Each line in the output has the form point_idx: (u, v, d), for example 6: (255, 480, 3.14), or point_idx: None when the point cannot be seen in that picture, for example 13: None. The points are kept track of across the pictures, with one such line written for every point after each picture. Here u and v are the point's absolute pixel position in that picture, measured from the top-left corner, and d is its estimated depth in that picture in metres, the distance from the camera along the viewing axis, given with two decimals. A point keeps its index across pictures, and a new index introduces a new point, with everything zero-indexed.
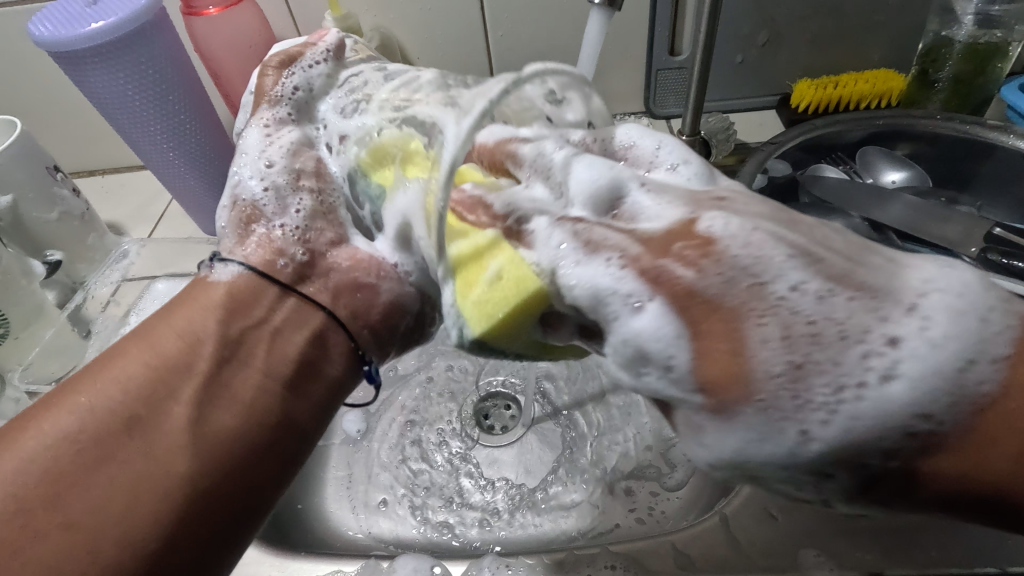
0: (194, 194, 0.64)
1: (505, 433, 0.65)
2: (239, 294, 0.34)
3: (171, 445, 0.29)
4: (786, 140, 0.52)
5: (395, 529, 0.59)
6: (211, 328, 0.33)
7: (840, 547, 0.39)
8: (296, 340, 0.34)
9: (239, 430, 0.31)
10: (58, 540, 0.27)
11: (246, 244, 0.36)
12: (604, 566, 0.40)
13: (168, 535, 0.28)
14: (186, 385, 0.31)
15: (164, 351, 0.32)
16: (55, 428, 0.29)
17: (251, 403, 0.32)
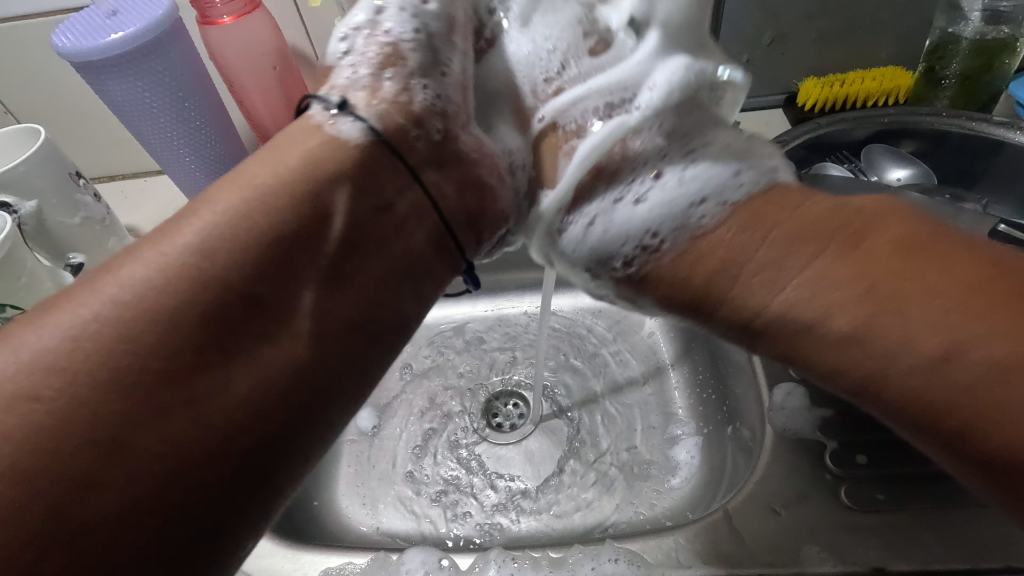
0: None
1: (515, 430, 0.66)
2: (362, 162, 0.30)
3: (280, 344, 0.27)
4: (790, 140, 0.52)
5: (406, 525, 0.60)
6: (340, 199, 0.29)
7: (842, 543, 0.39)
8: (420, 233, 0.31)
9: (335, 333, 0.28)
10: (175, 428, 0.24)
11: (374, 96, 0.32)
12: (608, 560, 0.40)
13: (265, 428, 0.26)
14: (304, 262, 0.28)
15: (288, 219, 0.28)
16: (180, 249, 0.26)
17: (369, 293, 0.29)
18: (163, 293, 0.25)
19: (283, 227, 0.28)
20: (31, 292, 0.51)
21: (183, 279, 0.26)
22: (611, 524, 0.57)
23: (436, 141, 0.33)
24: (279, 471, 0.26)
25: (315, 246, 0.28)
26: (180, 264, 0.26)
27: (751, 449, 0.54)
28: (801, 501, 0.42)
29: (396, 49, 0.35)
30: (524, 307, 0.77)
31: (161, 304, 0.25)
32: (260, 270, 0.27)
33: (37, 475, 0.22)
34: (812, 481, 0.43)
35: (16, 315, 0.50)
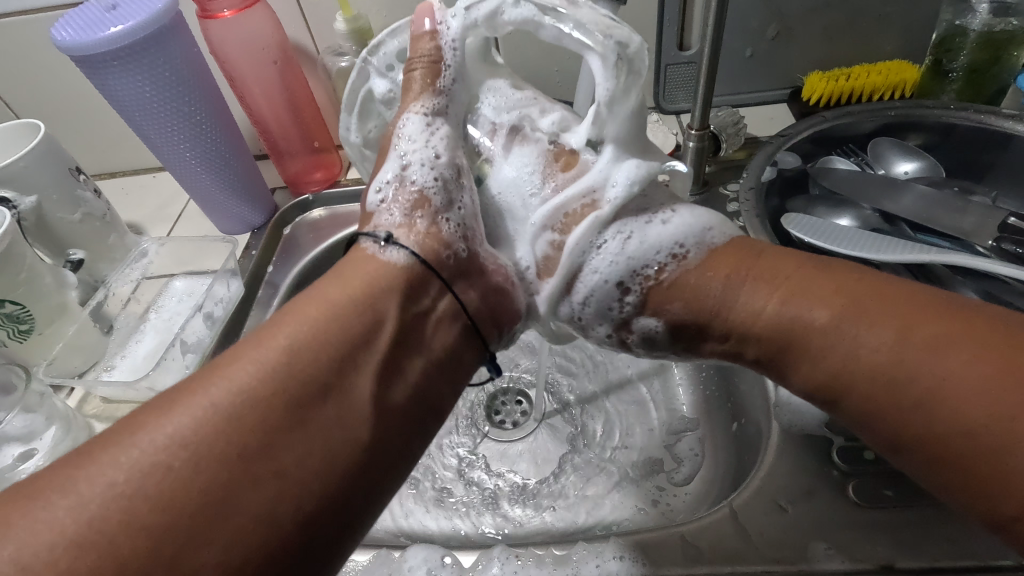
0: (211, 194, 0.66)
1: (517, 427, 0.66)
2: (404, 279, 0.34)
3: (355, 412, 0.29)
4: (795, 133, 0.52)
5: (408, 522, 0.59)
6: (388, 305, 0.33)
7: (850, 541, 0.39)
8: (450, 332, 0.35)
9: (403, 409, 0.31)
10: (264, 491, 0.26)
11: (410, 230, 0.36)
12: (612, 557, 0.40)
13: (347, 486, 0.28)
14: (365, 354, 0.31)
15: (350, 323, 0.32)
16: (217, 409, 0.27)
17: (416, 381, 0.33)
18: (217, 437, 0.26)
19: (318, 382, 0.29)
20: (30, 287, 0.50)
21: (240, 426, 0.27)
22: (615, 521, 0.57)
23: (462, 258, 0.37)
24: (344, 543, 0.28)
25: (353, 385, 0.30)
26: (228, 422, 0.27)
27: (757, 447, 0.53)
28: (810, 498, 0.41)
29: (422, 196, 0.38)
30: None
31: (213, 447, 0.26)
32: (301, 407, 0.28)
33: (150, 547, 0.23)
34: (820, 478, 0.42)
35: (16, 310, 0.50)
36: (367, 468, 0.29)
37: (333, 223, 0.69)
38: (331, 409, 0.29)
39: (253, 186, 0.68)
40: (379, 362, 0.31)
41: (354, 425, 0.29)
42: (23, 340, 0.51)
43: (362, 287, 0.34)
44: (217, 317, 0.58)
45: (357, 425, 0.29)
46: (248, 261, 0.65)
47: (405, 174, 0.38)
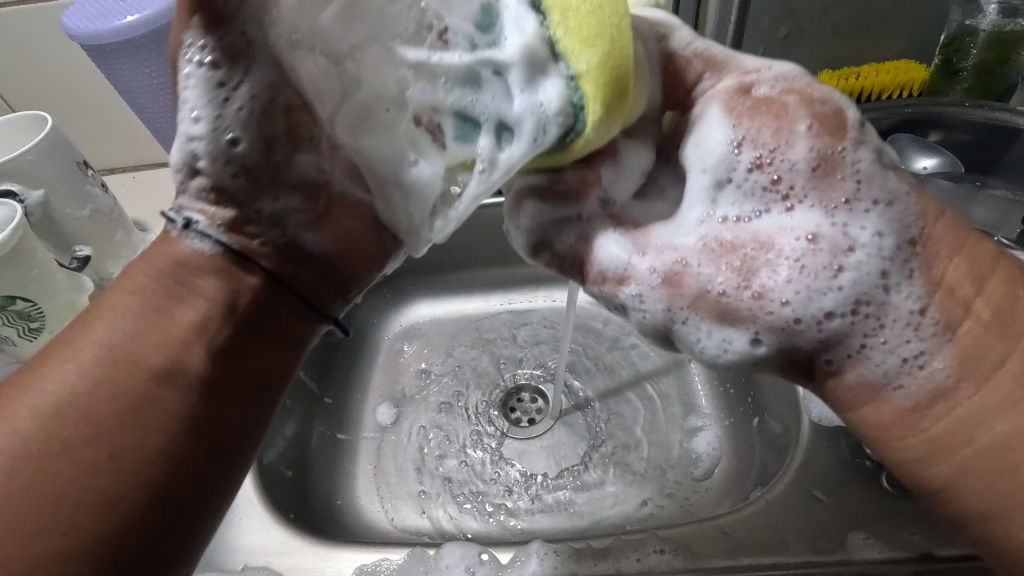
0: None
1: (535, 424, 0.66)
2: (224, 264, 0.30)
3: (170, 388, 0.28)
4: None
5: (428, 520, 0.59)
6: (199, 254, 0.30)
7: (885, 529, 0.39)
8: (347, 224, 0.34)
9: (202, 370, 0.29)
10: (93, 480, 0.26)
11: (207, 203, 0.30)
12: (652, 550, 0.40)
13: (181, 451, 0.28)
14: (181, 309, 0.30)
15: (174, 322, 0.29)
16: (35, 413, 0.26)
17: (207, 315, 0.30)
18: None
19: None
20: (42, 283, 0.48)
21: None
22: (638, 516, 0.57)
23: (281, 242, 0.32)
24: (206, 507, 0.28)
25: (185, 357, 0.29)
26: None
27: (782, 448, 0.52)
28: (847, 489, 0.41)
29: (215, 193, 0.30)
30: (539, 301, 0.76)
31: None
32: (111, 409, 0.27)
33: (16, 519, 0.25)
34: (854, 470, 0.42)
35: (27, 308, 0.48)
36: (190, 438, 0.28)
37: None
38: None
39: None
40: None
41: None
42: (34, 338, 0.49)
43: (183, 258, 0.30)
44: None
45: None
46: None
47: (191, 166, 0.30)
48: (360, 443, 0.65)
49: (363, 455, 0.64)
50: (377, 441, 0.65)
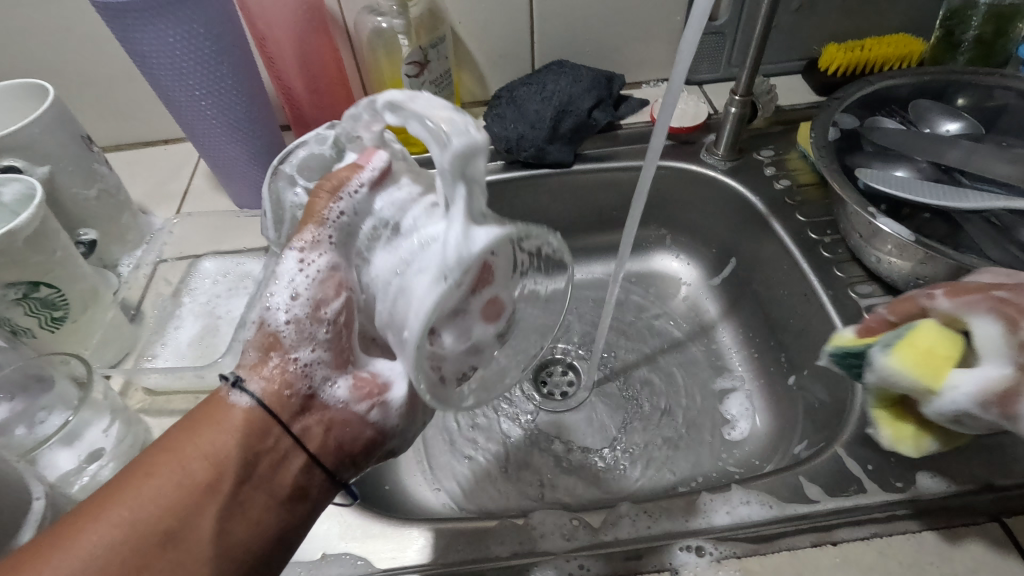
0: (237, 165, 0.61)
1: (569, 397, 0.66)
2: (252, 425, 0.34)
3: (199, 558, 0.31)
4: (848, 95, 0.55)
5: (474, 498, 0.58)
6: (233, 452, 0.33)
7: (951, 466, 0.42)
8: (294, 467, 0.35)
9: (251, 541, 0.33)
10: None
11: (261, 370, 0.35)
12: (741, 503, 0.41)
13: None
14: (209, 503, 0.32)
15: (191, 476, 0.32)
16: None
17: (260, 519, 0.33)
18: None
19: (196, 482, 0.32)
20: (67, 268, 0.44)
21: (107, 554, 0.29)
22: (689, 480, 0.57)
23: (305, 396, 0.34)
24: None
25: (200, 523, 0.32)
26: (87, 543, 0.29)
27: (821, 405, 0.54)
28: None
29: (280, 335, 0.34)
30: None
31: None
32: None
33: None
34: None
35: (52, 295, 0.44)
36: None
37: None
38: (200, 545, 0.31)
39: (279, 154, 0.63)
40: (225, 508, 0.32)
41: None
42: (56, 329, 0.45)
43: (225, 428, 0.33)
44: None
45: (199, 567, 0.31)
46: None
47: (293, 311, 0.34)
48: None
49: None
50: None
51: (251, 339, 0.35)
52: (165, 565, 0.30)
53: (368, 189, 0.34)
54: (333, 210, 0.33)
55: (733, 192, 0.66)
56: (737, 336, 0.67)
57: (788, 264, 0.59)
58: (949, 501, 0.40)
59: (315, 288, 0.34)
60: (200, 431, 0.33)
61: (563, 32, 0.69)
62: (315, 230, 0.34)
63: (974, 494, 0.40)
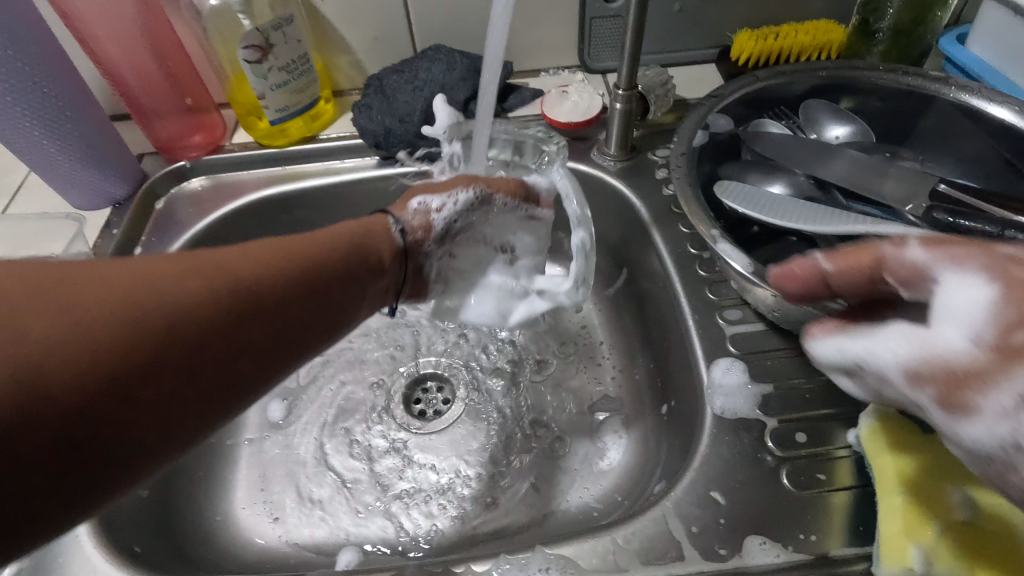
0: (58, 167, 0.55)
1: (438, 417, 0.60)
2: (310, 252, 0.36)
3: (233, 270, 0.31)
4: (727, 92, 0.48)
5: (312, 532, 0.53)
6: (249, 272, 0.32)
7: (782, 530, 0.36)
8: (343, 228, 0.40)
9: (263, 281, 0.32)
10: (153, 346, 0.26)
11: (405, 212, 0.45)
12: (537, 570, 0.36)
13: (240, 310, 0.30)
14: (263, 300, 0.32)
15: (241, 278, 0.31)
16: (52, 331, 0.24)
17: (277, 268, 0.33)
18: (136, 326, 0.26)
19: (228, 287, 0.30)
20: None
21: (169, 302, 0.27)
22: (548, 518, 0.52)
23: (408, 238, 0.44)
24: (293, 345, 0.34)
25: (257, 283, 0.32)
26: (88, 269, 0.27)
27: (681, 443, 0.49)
28: (748, 492, 0.38)
29: (428, 217, 0.45)
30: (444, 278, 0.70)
31: (78, 357, 0.24)
32: (225, 320, 0.29)
33: (44, 380, 0.23)
34: (754, 468, 0.39)
35: None
36: (250, 308, 0.31)
37: (219, 194, 0.62)
38: (269, 295, 0.32)
39: (110, 151, 0.57)
40: (264, 313, 0.32)
41: (247, 284, 0.31)
42: None
43: (260, 257, 0.33)
44: None
45: (231, 276, 0.31)
46: (108, 242, 0.56)
47: (431, 209, 0.45)
48: (243, 449, 0.58)
49: (246, 462, 0.58)
50: (263, 445, 0.59)
51: (411, 221, 0.45)
52: (202, 357, 0.28)
53: (478, 201, 0.46)
54: (444, 210, 0.45)
55: (621, 197, 0.59)
56: (622, 354, 0.61)
57: (664, 281, 0.53)
58: None
59: (450, 214, 0.46)
60: (256, 250, 0.33)
61: (440, 13, 0.62)
62: (421, 205, 0.45)
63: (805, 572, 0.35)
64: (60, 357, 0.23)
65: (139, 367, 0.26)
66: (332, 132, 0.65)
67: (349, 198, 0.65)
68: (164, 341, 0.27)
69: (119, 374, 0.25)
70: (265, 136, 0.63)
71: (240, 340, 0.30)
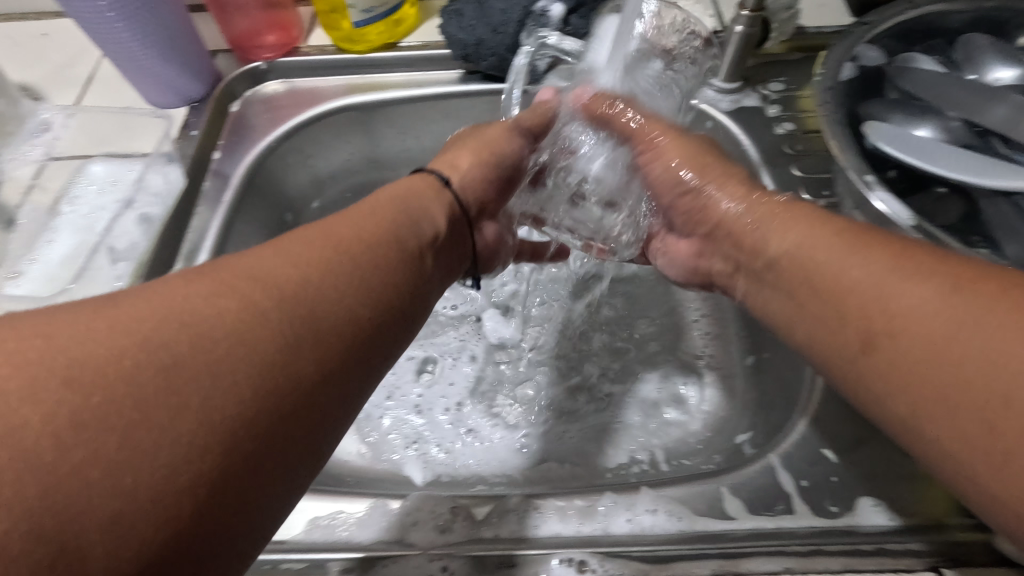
0: (136, 59, 0.52)
1: (512, 347, 0.58)
2: (387, 224, 0.33)
3: (323, 268, 0.28)
4: (878, 21, 0.43)
5: (387, 451, 0.52)
6: (348, 276, 0.28)
7: (898, 492, 0.36)
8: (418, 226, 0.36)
9: (351, 312, 0.27)
10: (249, 363, 0.23)
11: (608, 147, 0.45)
12: (644, 510, 0.36)
13: (337, 356, 0.26)
14: (375, 337, 0.28)
15: (331, 275, 0.28)
16: (148, 327, 0.22)
17: (376, 278, 0.30)
18: (314, 324, 0.26)
19: (321, 336, 0.26)
20: None
21: (281, 301, 0.25)
22: (633, 462, 0.50)
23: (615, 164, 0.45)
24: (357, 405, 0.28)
25: (348, 295, 0.28)
26: (220, 302, 0.24)
27: (775, 400, 0.48)
28: (861, 457, 0.37)
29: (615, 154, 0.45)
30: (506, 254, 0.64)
31: (211, 443, 0.21)
32: (325, 375, 0.25)
33: (191, 488, 0.20)
34: (868, 429, 0.38)
35: None
36: (366, 335, 0.28)
37: (293, 100, 0.59)
38: (364, 326, 0.28)
39: (188, 47, 0.53)
40: (365, 328, 0.28)
41: (348, 299, 0.28)
42: None
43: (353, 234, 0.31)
44: (154, 217, 0.48)
45: (327, 292, 0.27)
46: (187, 143, 0.54)
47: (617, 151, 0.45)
48: None
49: None
50: None
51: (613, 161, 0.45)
52: (298, 350, 0.25)
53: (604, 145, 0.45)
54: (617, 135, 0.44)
55: (727, 133, 0.55)
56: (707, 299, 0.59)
57: None
58: (895, 540, 0.34)
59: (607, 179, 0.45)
60: (309, 239, 0.29)
61: None
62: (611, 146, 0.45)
63: (922, 537, 0.34)
64: (239, 405, 0.22)
65: (263, 415, 0.23)
66: (413, 40, 0.60)
67: (429, 114, 0.61)
68: (261, 398, 0.23)
69: (286, 406, 0.24)
70: (343, 39, 0.59)
71: (331, 391, 0.26)
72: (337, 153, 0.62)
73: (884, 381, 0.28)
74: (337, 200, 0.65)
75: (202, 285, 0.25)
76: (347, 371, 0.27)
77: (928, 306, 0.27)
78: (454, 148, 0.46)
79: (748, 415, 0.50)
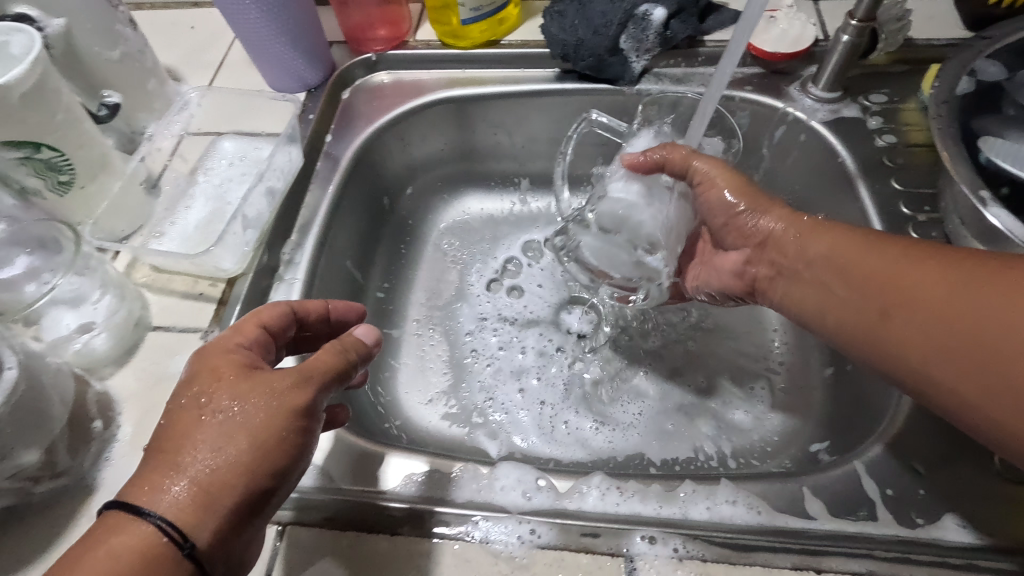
0: (267, 47, 0.57)
1: (586, 340, 0.61)
2: (252, 387, 0.31)
3: (183, 492, 0.28)
4: (999, 36, 0.43)
5: (462, 426, 0.55)
6: (227, 460, 0.29)
7: (989, 512, 0.36)
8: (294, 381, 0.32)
9: (231, 491, 0.29)
10: None
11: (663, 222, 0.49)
12: (725, 501, 0.37)
13: (215, 538, 0.28)
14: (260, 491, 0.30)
15: (195, 489, 0.28)
16: None
17: (259, 448, 0.30)
18: (180, 538, 0.28)
19: (197, 533, 0.28)
20: (70, 130, 0.43)
21: (154, 543, 0.27)
22: (703, 460, 0.51)
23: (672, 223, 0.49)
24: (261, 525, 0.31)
25: (226, 490, 0.29)
26: None
27: (855, 411, 0.48)
28: (951, 474, 0.37)
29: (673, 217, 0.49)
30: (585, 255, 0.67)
31: None
32: (209, 543, 0.28)
33: None
34: (959, 447, 0.38)
35: (55, 158, 0.43)
36: (250, 503, 0.30)
37: (399, 90, 0.63)
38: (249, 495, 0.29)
39: (312, 37, 0.58)
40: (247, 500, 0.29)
41: (224, 492, 0.29)
42: (65, 194, 0.45)
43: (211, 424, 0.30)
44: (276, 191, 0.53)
45: (189, 508, 0.28)
46: (305, 126, 0.58)
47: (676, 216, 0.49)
48: (404, 338, 0.61)
49: (403, 352, 0.60)
50: (419, 339, 0.61)
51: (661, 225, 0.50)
52: (168, 572, 0.27)
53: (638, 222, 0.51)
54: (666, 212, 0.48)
55: (822, 143, 0.55)
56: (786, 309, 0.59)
57: None
58: (986, 559, 0.34)
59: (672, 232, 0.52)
60: (158, 467, 0.29)
61: None
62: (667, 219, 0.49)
63: (1013, 559, 0.34)
64: None
65: None
66: (515, 38, 0.63)
67: (523, 110, 0.64)
68: None
69: None
70: (450, 35, 0.62)
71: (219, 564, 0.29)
72: (433, 143, 0.66)
73: (906, 345, 0.33)
74: (427, 188, 0.69)
75: (85, 572, 0.26)
76: (237, 526, 0.29)
77: (928, 280, 0.32)
78: (211, 354, 0.33)
79: (824, 426, 0.50)
